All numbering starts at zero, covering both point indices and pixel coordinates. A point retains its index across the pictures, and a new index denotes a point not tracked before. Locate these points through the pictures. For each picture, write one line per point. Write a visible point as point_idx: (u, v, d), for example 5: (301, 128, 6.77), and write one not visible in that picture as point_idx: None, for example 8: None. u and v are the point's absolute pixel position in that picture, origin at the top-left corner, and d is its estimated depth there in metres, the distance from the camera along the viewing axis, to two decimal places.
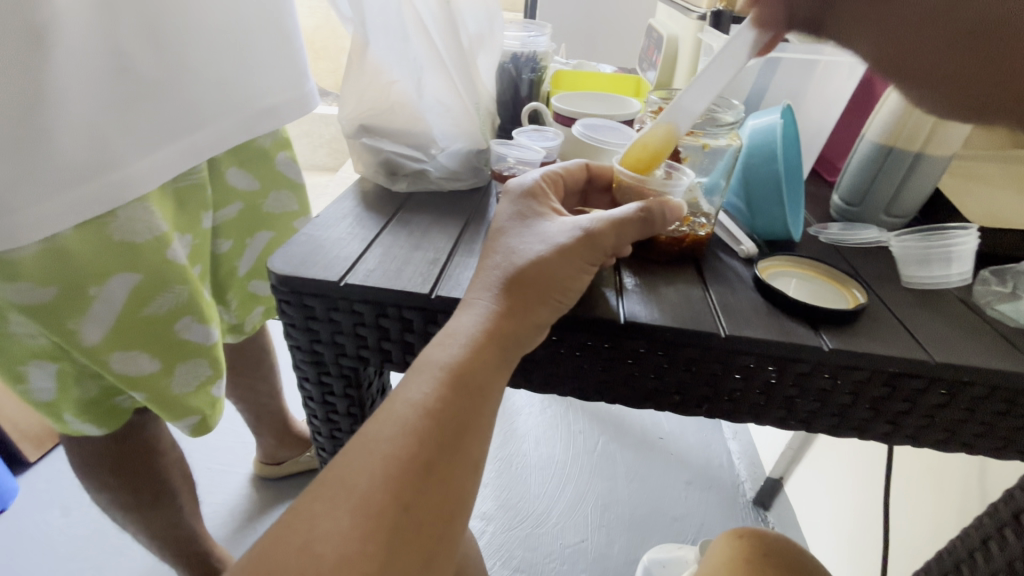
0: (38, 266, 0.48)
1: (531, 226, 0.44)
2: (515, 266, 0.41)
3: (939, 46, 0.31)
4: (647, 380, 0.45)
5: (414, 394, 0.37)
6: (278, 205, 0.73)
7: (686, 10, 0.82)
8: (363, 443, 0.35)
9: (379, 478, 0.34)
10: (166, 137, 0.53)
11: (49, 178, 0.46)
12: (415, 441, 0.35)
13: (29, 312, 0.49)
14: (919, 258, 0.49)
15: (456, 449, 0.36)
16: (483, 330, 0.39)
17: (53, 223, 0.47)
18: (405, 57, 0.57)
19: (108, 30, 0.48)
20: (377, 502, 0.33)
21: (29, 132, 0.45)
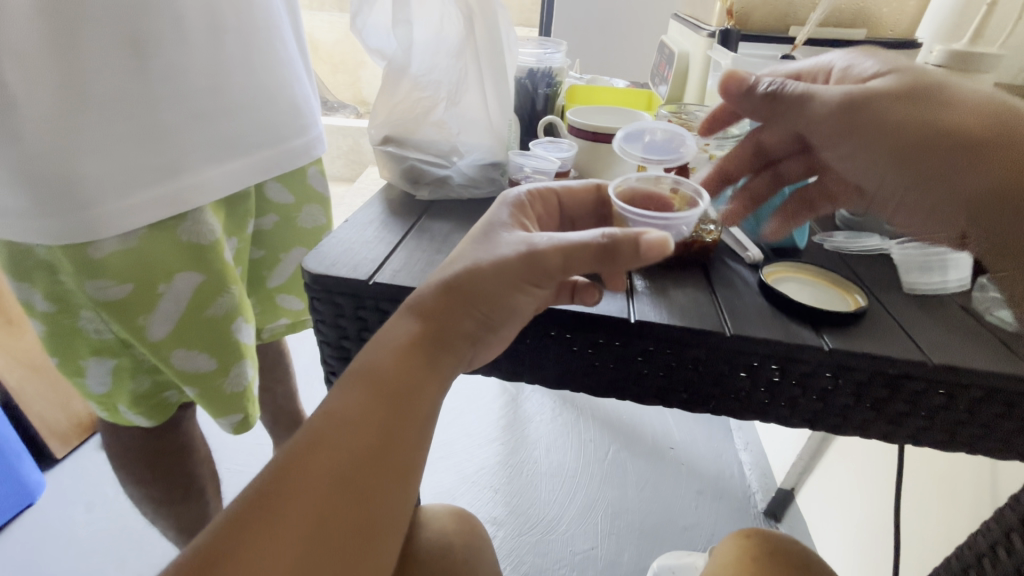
0: (120, 265, 0.56)
1: (488, 237, 0.45)
2: (450, 273, 0.43)
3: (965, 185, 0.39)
4: (654, 377, 0.47)
5: (347, 405, 0.39)
6: (310, 220, 0.77)
7: (697, 28, 0.85)
8: (294, 453, 0.37)
9: (311, 487, 0.36)
10: (226, 151, 0.61)
11: (129, 180, 0.54)
12: (346, 450, 0.37)
13: (107, 308, 0.57)
14: (920, 265, 0.51)
15: (388, 456, 0.38)
16: (418, 342, 0.42)
17: (123, 220, 0.54)
18: (443, 73, 0.63)
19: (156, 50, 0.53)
20: (307, 511, 0.35)
21: (112, 142, 0.52)
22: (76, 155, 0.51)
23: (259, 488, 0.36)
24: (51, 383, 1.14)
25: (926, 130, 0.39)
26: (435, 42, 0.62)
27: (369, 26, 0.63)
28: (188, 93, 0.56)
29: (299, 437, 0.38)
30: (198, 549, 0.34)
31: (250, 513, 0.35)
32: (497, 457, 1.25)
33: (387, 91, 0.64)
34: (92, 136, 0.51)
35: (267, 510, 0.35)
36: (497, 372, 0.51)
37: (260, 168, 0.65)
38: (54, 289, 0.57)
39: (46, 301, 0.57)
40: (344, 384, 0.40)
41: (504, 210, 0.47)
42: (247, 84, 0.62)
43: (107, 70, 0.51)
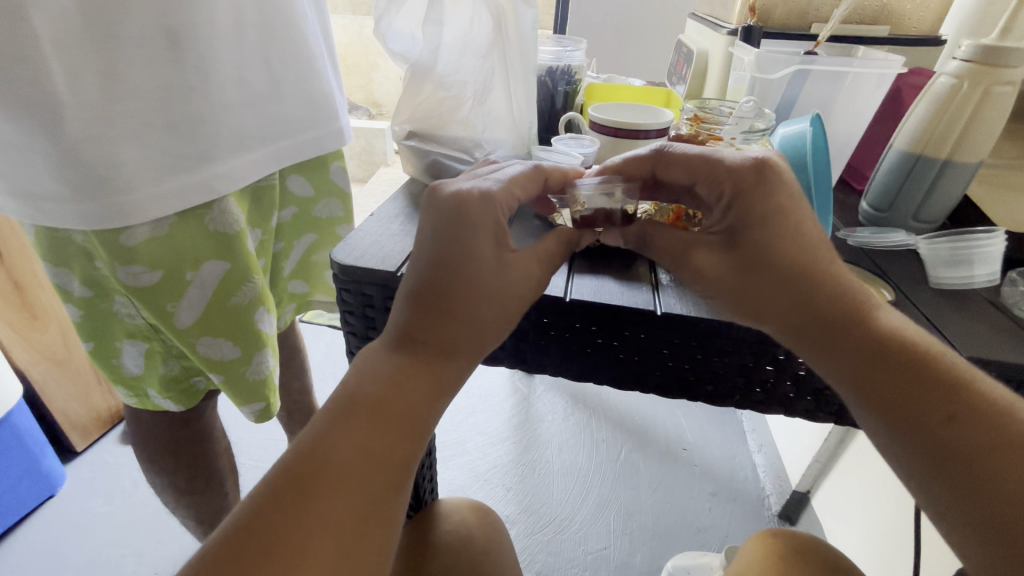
0: (150, 252, 0.59)
1: (471, 258, 0.40)
2: (448, 294, 0.40)
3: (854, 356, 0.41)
4: (680, 370, 0.48)
5: (338, 433, 0.36)
6: (325, 211, 0.79)
7: (716, 26, 0.85)
8: (281, 488, 0.34)
9: (305, 526, 0.33)
10: (252, 142, 0.63)
11: (161, 167, 0.56)
12: (339, 485, 0.35)
13: (138, 293, 0.60)
14: (948, 260, 0.50)
15: (383, 489, 0.36)
16: (408, 367, 0.39)
17: (155, 207, 0.56)
18: (469, 73, 0.64)
19: (187, 44, 0.55)
20: (301, 552, 0.32)
21: (146, 129, 0.55)
22: (113, 143, 0.53)
23: (244, 521, 0.33)
24: (72, 377, 1.15)
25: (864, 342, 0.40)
26: (460, 43, 0.63)
27: (392, 29, 0.64)
28: (215, 86, 0.59)
29: (295, 459, 0.35)
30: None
31: (237, 553, 0.32)
32: (510, 457, 1.25)
33: (411, 91, 0.65)
34: (127, 124, 0.53)
35: (255, 551, 0.32)
36: (520, 364, 0.51)
37: (279, 158, 0.67)
38: (89, 275, 0.60)
39: (83, 287, 0.61)
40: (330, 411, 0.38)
41: (485, 203, 0.41)
42: (266, 82, 0.64)
43: (139, 59, 0.53)
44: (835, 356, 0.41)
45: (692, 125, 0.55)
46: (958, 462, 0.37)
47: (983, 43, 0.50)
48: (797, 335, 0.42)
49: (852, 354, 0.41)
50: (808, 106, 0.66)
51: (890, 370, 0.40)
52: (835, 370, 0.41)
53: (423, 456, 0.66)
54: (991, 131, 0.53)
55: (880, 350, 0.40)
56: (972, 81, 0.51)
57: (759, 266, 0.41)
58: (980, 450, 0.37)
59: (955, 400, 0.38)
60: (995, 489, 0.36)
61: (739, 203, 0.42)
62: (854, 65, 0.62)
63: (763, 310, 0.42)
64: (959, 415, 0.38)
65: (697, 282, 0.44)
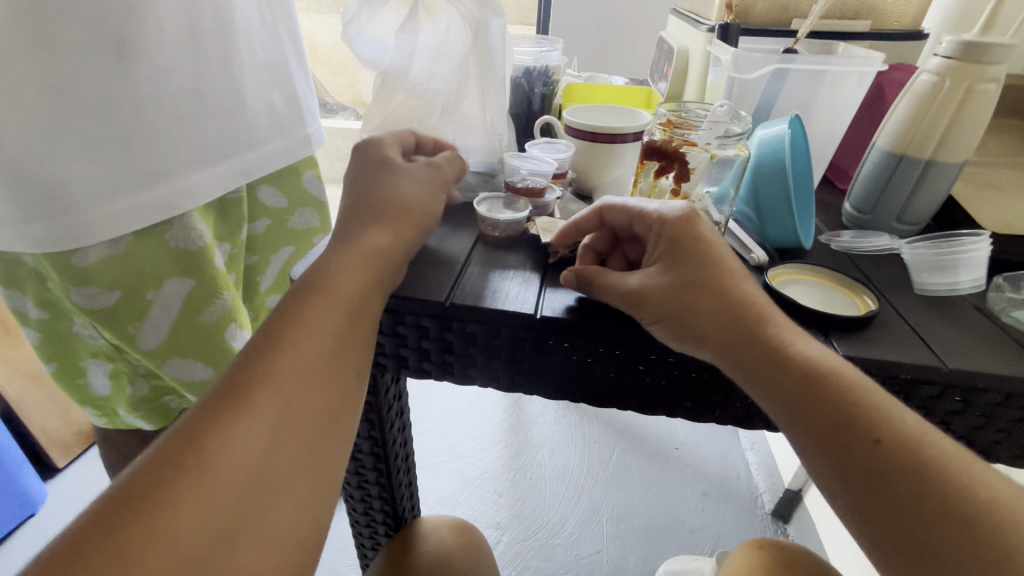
0: (106, 273, 0.56)
1: (393, 165, 0.50)
2: (392, 192, 0.48)
3: (782, 383, 0.37)
4: (657, 386, 0.46)
5: (284, 353, 0.38)
6: (301, 222, 0.77)
7: (696, 23, 0.83)
8: (222, 398, 0.36)
9: (246, 436, 0.34)
10: (211, 155, 0.61)
11: (116, 185, 0.53)
12: (280, 401, 0.36)
13: (98, 314, 0.57)
14: (931, 265, 0.49)
15: (325, 406, 0.39)
16: (348, 296, 0.42)
17: (111, 225, 0.53)
18: (442, 83, 0.62)
19: (138, 54, 0.52)
20: (245, 458, 0.34)
21: (96, 146, 0.52)
22: (59, 162, 0.50)
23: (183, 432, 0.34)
24: (49, 393, 1.11)
25: (797, 376, 0.37)
26: (430, 48, 0.61)
27: (362, 34, 0.62)
28: (169, 98, 0.56)
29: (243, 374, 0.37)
30: (94, 520, 0.30)
31: (169, 468, 0.32)
32: (502, 461, 1.23)
33: (381, 99, 0.63)
34: (75, 139, 0.51)
35: (192, 463, 0.32)
36: (493, 382, 0.49)
37: (243, 171, 0.65)
38: (43, 296, 0.58)
39: (38, 309, 0.58)
40: (258, 343, 0.39)
41: (383, 146, 0.51)
42: (226, 92, 0.62)
43: (84, 72, 0.50)
44: (760, 373, 0.38)
45: (665, 130, 0.52)
46: (891, 492, 0.33)
47: (966, 38, 0.49)
48: (721, 353, 0.39)
49: (774, 368, 0.37)
50: (789, 105, 0.64)
51: (813, 393, 0.36)
52: (763, 389, 0.38)
53: (401, 475, 0.64)
54: (974, 130, 0.51)
55: (805, 369, 0.36)
56: (954, 79, 0.49)
57: (691, 283, 0.40)
58: (918, 492, 0.32)
59: (882, 427, 0.34)
60: (931, 523, 0.32)
61: (666, 231, 0.42)
62: (834, 64, 0.60)
63: (694, 335, 0.40)
64: (893, 443, 0.34)
65: (637, 308, 0.41)
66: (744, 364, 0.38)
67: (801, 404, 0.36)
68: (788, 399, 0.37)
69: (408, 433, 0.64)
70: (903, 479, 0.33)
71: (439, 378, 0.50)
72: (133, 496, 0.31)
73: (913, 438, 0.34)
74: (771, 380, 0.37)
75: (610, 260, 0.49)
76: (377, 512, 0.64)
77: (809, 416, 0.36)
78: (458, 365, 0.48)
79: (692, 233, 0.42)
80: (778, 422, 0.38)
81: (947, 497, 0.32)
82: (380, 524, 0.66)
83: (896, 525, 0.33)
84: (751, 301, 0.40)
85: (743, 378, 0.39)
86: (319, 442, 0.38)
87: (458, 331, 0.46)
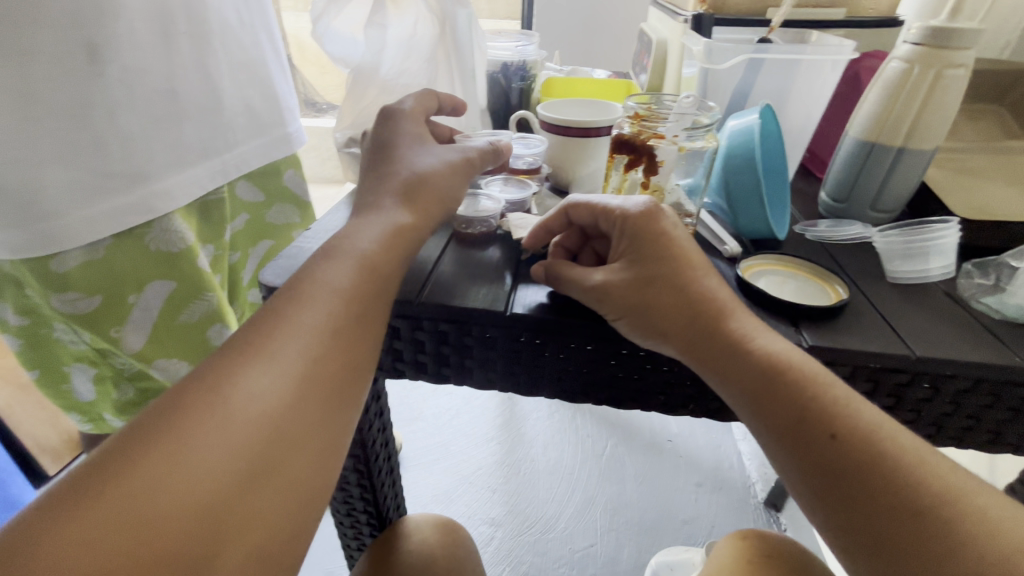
0: (84, 277, 0.55)
1: (414, 145, 0.48)
2: (414, 173, 0.46)
3: (745, 375, 0.37)
4: (630, 380, 0.46)
5: (297, 311, 0.36)
6: (280, 216, 0.77)
7: (673, 14, 0.82)
8: (242, 346, 0.34)
9: (261, 388, 0.33)
10: (190, 157, 0.60)
11: (91, 188, 0.52)
12: (293, 359, 0.34)
13: (79, 319, 0.57)
14: (903, 253, 0.49)
15: (340, 368, 0.36)
16: (366, 260, 0.40)
17: (89, 230, 0.52)
18: (413, 76, 0.63)
19: (109, 54, 0.51)
20: (257, 407, 0.32)
21: (68, 150, 0.50)
22: (30, 166, 0.49)
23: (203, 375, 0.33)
24: (38, 401, 1.07)
25: (760, 369, 0.37)
26: (401, 44, 0.61)
27: (331, 30, 0.61)
28: (144, 99, 0.55)
29: (261, 326, 0.35)
30: (106, 455, 0.29)
31: (181, 409, 0.31)
32: (495, 457, 1.23)
33: (353, 98, 0.63)
34: (46, 143, 0.49)
35: (205, 410, 0.31)
36: (468, 380, 0.49)
37: (222, 171, 0.64)
38: (22, 303, 0.56)
39: (18, 316, 0.56)
40: (287, 292, 0.38)
41: (406, 120, 0.49)
42: (202, 92, 0.61)
43: (53, 74, 0.48)
44: (722, 368, 0.38)
45: (634, 123, 0.51)
46: (848, 487, 0.33)
47: (934, 24, 0.48)
48: (685, 348, 0.39)
49: (736, 362, 0.38)
50: (764, 94, 0.64)
51: (775, 388, 0.36)
52: (728, 384, 0.38)
53: (383, 475, 0.64)
54: (945, 116, 0.51)
55: (767, 365, 0.37)
56: (923, 65, 0.49)
57: (653, 279, 0.40)
58: (871, 486, 0.33)
59: (844, 421, 0.34)
60: (891, 515, 0.32)
61: (628, 226, 0.42)
62: (806, 53, 0.60)
63: (659, 329, 0.40)
64: (851, 438, 0.34)
65: (601, 303, 0.41)
66: (708, 357, 0.39)
67: (767, 397, 0.36)
68: (753, 392, 0.37)
69: (388, 434, 0.64)
70: (861, 472, 0.33)
71: (414, 378, 0.50)
72: (147, 435, 0.30)
73: (874, 431, 0.34)
74: (735, 371, 0.38)
75: (581, 256, 0.49)
76: (361, 513, 0.64)
77: (779, 409, 0.36)
78: (431, 365, 0.48)
79: (657, 228, 0.42)
80: (743, 417, 0.38)
81: (902, 491, 0.32)
82: (364, 525, 0.66)
83: (853, 518, 0.33)
84: (712, 296, 0.40)
85: (708, 371, 0.39)
86: (338, 398, 0.36)
87: (430, 330, 0.46)
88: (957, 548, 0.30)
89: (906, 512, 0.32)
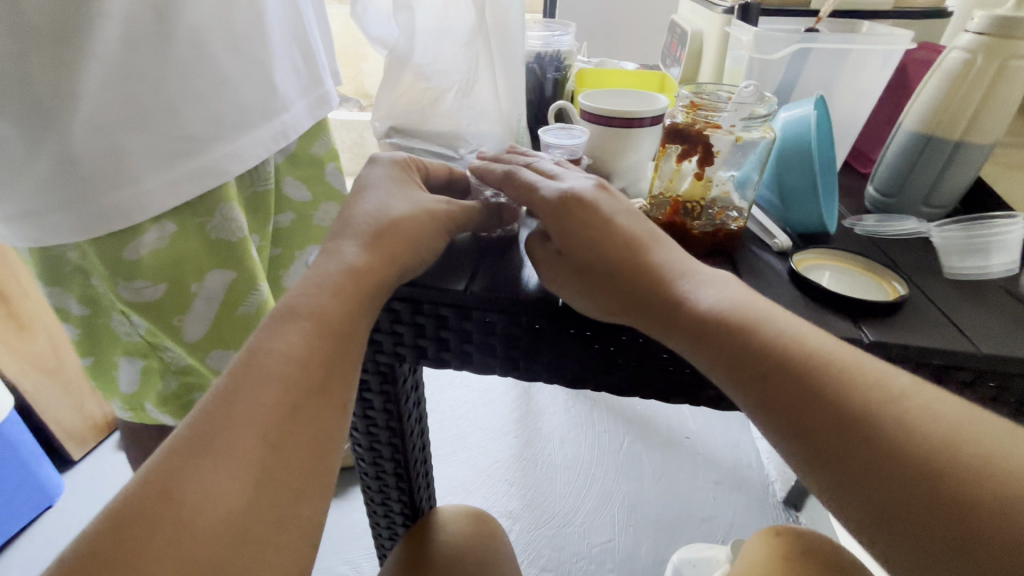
0: (154, 266, 0.54)
1: (400, 188, 0.46)
2: (387, 218, 0.43)
3: (722, 358, 0.35)
4: (682, 373, 0.45)
5: (245, 391, 0.34)
6: (328, 217, 0.72)
7: (711, 5, 0.80)
8: (186, 439, 0.32)
9: (214, 489, 0.31)
10: (260, 119, 0.58)
11: (167, 153, 0.51)
12: (248, 447, 0.33)
13: (141, 309, 0.55)
14: (962, 250, 0.48)
15: (303, 442, 0.35)
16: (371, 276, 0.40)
17: (159, 199, 0.51)
18: (453, 64, 0.62)
19: (173, 17, 0.49)
20: (211, 511, 0.30)
21: (133, 115, 0.49)
22: (102, 131, 0.47)
23: (151, 476, 0.31)
24: (64, 386, 1.05)
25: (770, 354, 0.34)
26: (441, 30, 0.61)
27: (369, 12, 0.61)
28: (209, 64, 0.52)
29: (204, 412, 0.34)
30: None
31: (126, 526, 0.29)
32: (512, 451, 1.23)
33: (389, 85, 0.64)
34: (108, 110, 0.47)
35: (159, 520, 0.29)
36: (512, 371, 0.48)
37: (284, 133, 0.60)
38: (87, 292, 0.56)
39: (81, 305, 0.56)
40: (313, 304, 0.39)
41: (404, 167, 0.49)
42: (262, 52, 0.57)
43: (118, 41, 0.47)
44: (721, 358, 0.36)
45: (688, 112, 0.50)
46: (893, 491, 0.30)
47: (1000, 13, 0.47)
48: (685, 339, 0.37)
49: (734, 348, 0.35)
50: (811, 87, 0.63)
51: (789, 372, 0.33)
52: (726, 376, 0.35)
53: (418, 465, 0.64)
54: (1005, 108, 0.50)
55: (798, 350, 0.34)
56: (987, 56, 0.48)
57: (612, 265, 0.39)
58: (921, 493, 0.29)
59: (904, 406, 0.31)
60: (941, 522, 0.28)
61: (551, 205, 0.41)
62: (856, 42, 0.58)
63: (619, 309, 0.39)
64: (883, 424, 0.31)
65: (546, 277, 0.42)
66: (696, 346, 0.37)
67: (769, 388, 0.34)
68: (747, 381, 0.34)
69: (423, 424, 0.64)
70: (881, 461, 0.30)
71: (458, 368, 0.49)
72: (101, 556, 0.28)
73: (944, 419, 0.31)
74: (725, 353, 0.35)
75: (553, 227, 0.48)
76: (394, 503, 0.64)
77: (802, 399, 0.32)
78: (477, 355, 0.48)
79: (582, 209, 0.40)
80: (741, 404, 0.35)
81: (959, 497, 0.28)
82: (397, 514, 0.66)
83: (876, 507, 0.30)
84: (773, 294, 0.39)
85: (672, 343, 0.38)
86: (300, 481, 0.34)
87: (478, 321, 0.46)
88: (997, 551, 0.27)
89: (937, 508, 0.29)
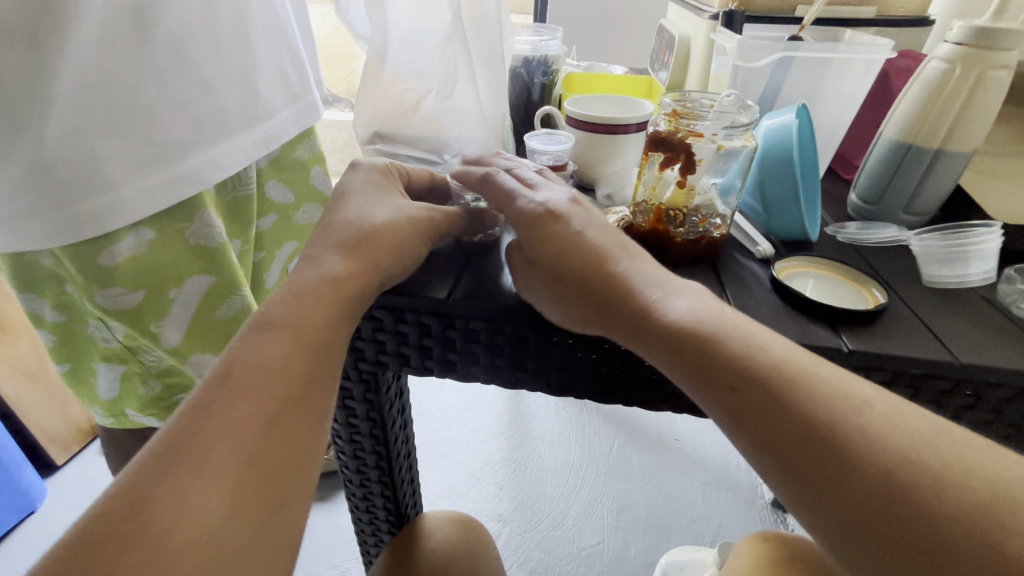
0: (131, 273, 0.53)
1: (381, 194, 0.46)
2: (370, 225, 0.43)
3: (697, 371, 0.35)
4: (664, 381, 0.45)
5: (224, 402, 0.34)
6: (307, 217, 0.72)
7: (698, 10, 0.81)
8: (164, 452, 0.32)
9: (192, 503, 0.31)
10: (240, 125, 0.57)
11: (144, 160, 0.50)
12: (228, 459, 0.32)
13: (118, 315, 0.54)
14: (941, 258, 0.48)
15: (282, 453, 0.35)
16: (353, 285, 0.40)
17: (137, 206, 0.50)
18: (431, 67, 0.62)
19: (151, 22, 0.48)
20: (191, 524, 0.30)
21: (109, 121, 0.48)
22: (76, 138, 0.46)
23: (128, 488, 0.31)
24: (46, 390, 1.03)
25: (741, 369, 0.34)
26: (421, 31, 0.61)
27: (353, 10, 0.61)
28: (188, 70, 0.52)
29: (182, 423, 0.33)
30: None
31: (103, 540, 0.29)
32: (501, 454, 1.22)
33: (371, 89, 0.63)
34: (83, 116, 0.46)
35: (136, 534, 0.29)
36: (496, 379, 0.48)
37: (266, 141, 0.60)
38: (61, 299, 0.55)
39: (54, 311, 0.55)
40: (292, 314, 0.38)
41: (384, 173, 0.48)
42: (244, 57, 0.56)
43: (93, 46, 0.46)
44: (700, 370, 0.35)
45: (671, 121, 0.50)
46: (869, 508, 0.29)
47: (977, 24, 0.47)
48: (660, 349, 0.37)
49: (710, 360, 0.35)
50: (795, 94, 0.63)
51: (757, 384, 0.33)
52: (704, 388, 0.35)
53: (403, 472, 0.64)
54: (984, 118, 0.50)
55: (771, 362, 0.34)
56: (965, 66, 0.48)
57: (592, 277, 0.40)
58: (899, 512, 0.29)
59: (873, 417, 0.32)
60: (921, 540, 0.28)
61: (528, 220, 0.42)
62: (839, 51, 0.59)
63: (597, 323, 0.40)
64: (857, 433, 0.31)
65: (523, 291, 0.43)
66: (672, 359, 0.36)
67: (744, 401, 0.33)
68: (724, 395, 0.34)
69: (409, 430, 0.63)
70: (856, 472, 0.30)
71: (441, 375, 0.49)
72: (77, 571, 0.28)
73: (907, 431, 0.31)
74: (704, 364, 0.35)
75: None
76: (379, 509, 0.64)
77: (773, 415, 0.32)
78: (460, 363, 0.48)
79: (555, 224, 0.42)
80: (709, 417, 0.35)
81: (935, 516, 0.28)
82: (382, 521, 0.65)
83: (847, 520, 0.30)
84: None
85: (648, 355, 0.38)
86: (281, 492, 0.34)
87: (461, 329, 0.46)
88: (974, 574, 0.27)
89: (909, 526, 0.28)
